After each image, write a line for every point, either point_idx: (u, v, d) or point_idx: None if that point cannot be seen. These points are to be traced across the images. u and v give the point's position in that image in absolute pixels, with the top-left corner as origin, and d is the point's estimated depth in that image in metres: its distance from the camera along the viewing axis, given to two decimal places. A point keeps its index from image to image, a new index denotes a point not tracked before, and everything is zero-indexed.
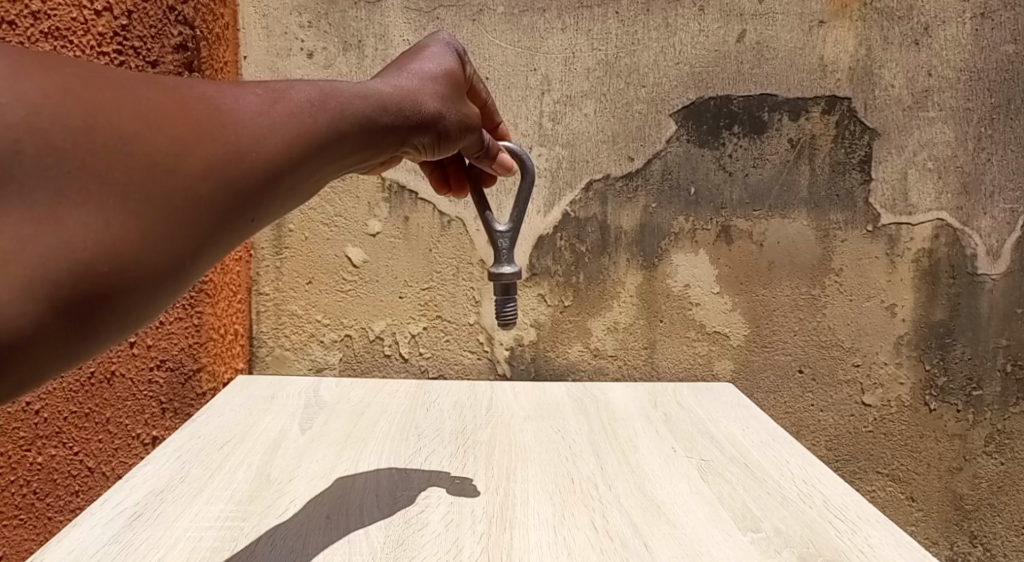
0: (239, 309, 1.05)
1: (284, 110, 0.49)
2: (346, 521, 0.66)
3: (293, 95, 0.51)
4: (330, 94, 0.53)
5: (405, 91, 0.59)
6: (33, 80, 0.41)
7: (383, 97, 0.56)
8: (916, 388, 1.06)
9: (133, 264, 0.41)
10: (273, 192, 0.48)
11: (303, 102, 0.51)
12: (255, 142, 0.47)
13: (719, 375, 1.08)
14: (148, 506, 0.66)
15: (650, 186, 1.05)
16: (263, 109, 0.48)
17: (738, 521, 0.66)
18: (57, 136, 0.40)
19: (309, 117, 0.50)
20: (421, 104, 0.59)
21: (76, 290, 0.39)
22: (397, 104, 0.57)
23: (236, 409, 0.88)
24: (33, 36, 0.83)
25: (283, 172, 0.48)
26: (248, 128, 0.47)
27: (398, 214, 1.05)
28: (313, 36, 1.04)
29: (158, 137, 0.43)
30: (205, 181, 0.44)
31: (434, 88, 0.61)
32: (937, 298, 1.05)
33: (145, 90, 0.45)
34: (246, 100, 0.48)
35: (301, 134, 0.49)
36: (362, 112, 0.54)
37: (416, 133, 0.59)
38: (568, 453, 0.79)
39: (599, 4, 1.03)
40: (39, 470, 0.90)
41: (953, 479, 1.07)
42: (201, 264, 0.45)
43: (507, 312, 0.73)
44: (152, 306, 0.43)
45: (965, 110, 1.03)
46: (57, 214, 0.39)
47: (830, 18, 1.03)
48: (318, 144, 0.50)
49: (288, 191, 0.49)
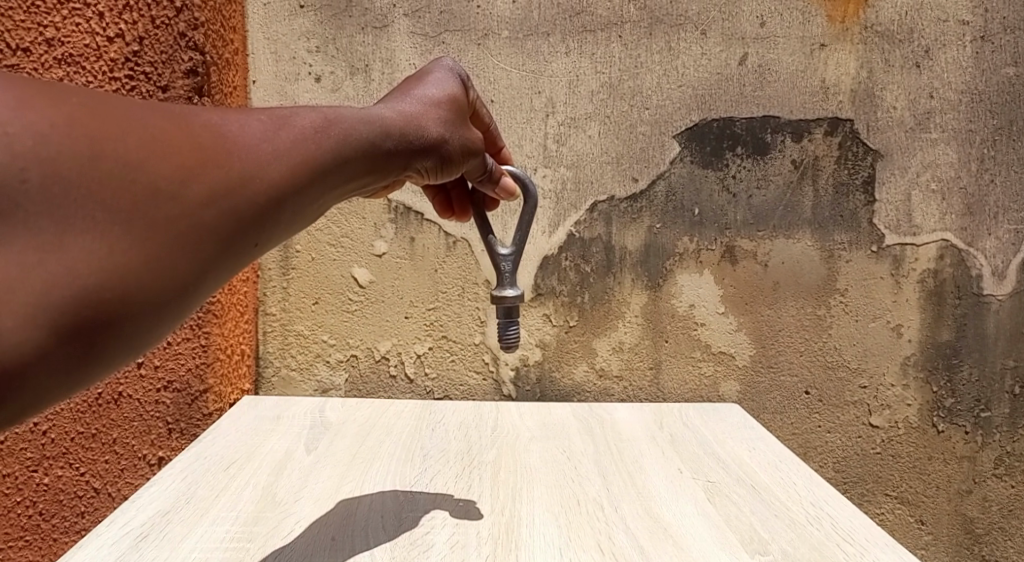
0: (245, 329, 1.04)
1: (288, 137, 0.50)
2: (352, 543, 0.65)
3: (297, 122, 0.51)
4: (334, 120, 0.53)
5: (409, 116, 0.59)
6: (41, 108, 0.41)
7: (387, 123, 0.57)
8: (924, 410, 1.06)
9: (137, 291, 0.42)
10: (276, 218, 0.48)
11: (307, 129, 0.51)
12: (258, 169, 0.47)
13: (725, 397, 1.07)
14: (155, 527, 0.66)
15: (654, 207, 1.05)
16: (267, 136, 0.49)
17: (746, 544, 0.65)
18: (64, 163, 0.41)
19: (312, 143, 0.51)
20: (425, 129, 0.60)
21: (79, 317, 0.40)
22: (400, 129, 0.58)
23: (242, 430, 0.88)
24: (47, 62, 0.88)
25: (286, 199, 0.49)
26: (252, 154, 0.47)
27: (404, 235, 1.06)
28: (321, 60, 1.05)
29: (162, 164, 0.44)
30: (209, 208, 0.45)
31: (437, 113, 0.62)
32: (943, 318, 1.05)
33: (151, 117, 0.45)
34: (250, 126, 0.49)
35: (305, 160, 0.50)
36: (366, 138, 0.55)
37: (420, 158, 0.59)
38: (574, 474, 0.78)
39: (602, 28, 1.04)
40: (45, 491, 0.93)
41: (963, 502, 1.06)
42: (205, 289, 0.46)
43: (511, 338, 0.72)
44: (156, 332, 0.44)
45: (967, 132, 1.03)
46: (62, 241, 0.40)
47: (832, 42, 1.04)
48: (322, 170, 0.51)
49: (291, 216, 0.49)
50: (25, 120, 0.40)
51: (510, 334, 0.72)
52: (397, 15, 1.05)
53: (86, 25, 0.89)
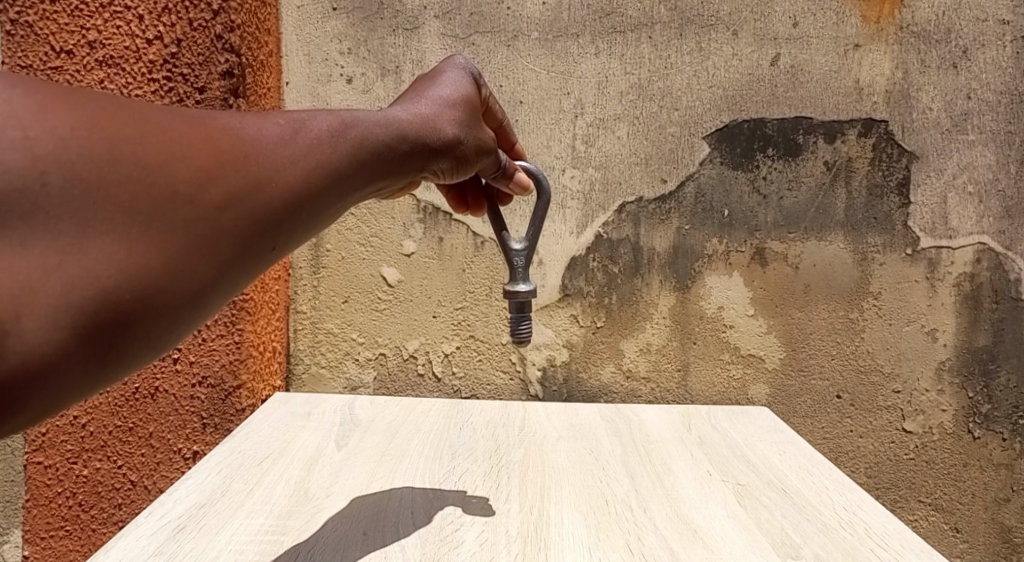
0: (277, 327, 1.06)
1: (304, 142, 0.51)
2: (384, 538, 0.66)
3: (313, 125, 0.52)
4: (351, 123, 0.54)
5: (425, 118, 0.60)
6: (63, 114, 0.42)
7: (403, 125, 0.57)
8: (959, 415, 1.04)
9: (154, 292, 0.43)
10: (292, 220, 0.49)
11: (323, 132, 0.52)
12: (274, 173, 0.48)
13: (755, 400, 1.06)
14: (192, 518, 0.67)
15: (683, 207, 1.05)
16: (284, 140, 0.50)
17: (777, 547, 0.65)
18: (83, 168, 0.42)
19: (328, 148, 0.52)
20: (440, 130, 0.60)
21: (98, 318, 0.41)
22: (416, 131, 0.58)
23: (274, 426, 0.89)
24: (89, 64, 0.91)
25: (302, 203, 0.49)
26: (269, 158, 0.48)
27: (432, 235, 1.07)
28: (352, 62, 1.07)
29: (180, 168, 0.45)
30: (226, 211, 0.46)
31: (453, 114, 0.62)
32: (979, 323, 1.03)
33: (169, 121, 0.46)
34: (267, 129, 0.50)
35: (320, 164, 0.51)
36: (382, 140, 0.55)
37: (435, 159, 0.60)
38: (602, 475, 0.78)
39: (632, 29, 1.04)
40: (84, 483, 0.95)
41: (1000, 510, 1.04)
42: (223, 292, 0.47)
43: (524, 326, 0.72)
44: (173, 332, 0.44)
45: (1006, 133, 1.01)
46: (82, 243, 0.41)
47: (866, 42, 1.02)
48: (336, 173, 0.52)
49: (308, 219, 0.50)
50: (46, 126, 0.41)
51: (523, 324, 0.73)
52: (428, 17, 1.06)
53: (126, 28, 0.91)
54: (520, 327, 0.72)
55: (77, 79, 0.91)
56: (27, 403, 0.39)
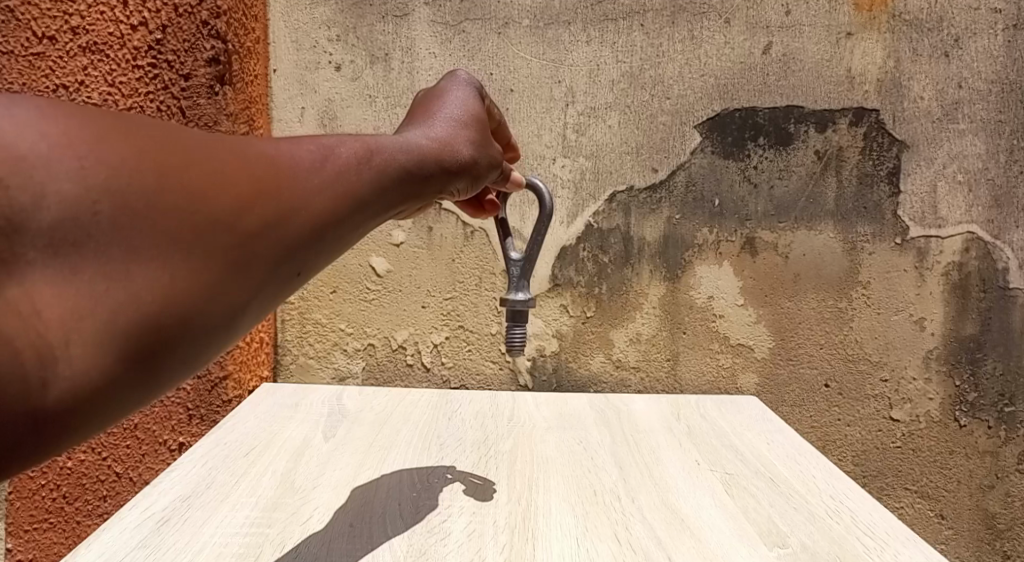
0: (264, 317, 1.05)
1: (342, 165, 0.50)
2: (371, 529, 0.66)
3: (350, 146, 0.51)
4: (384, 144, 0.53)
5: (450, 137, 0.59)
6: (110, 141, 0.41)
7: (427, 147, 0.56)
8: (946, 404, 1.05)
9: (195, 319, 0.42)
10: (324, 244, 0.48)
11: (361, 154, 0.51)
12: (316, 198, 0.47)
13: (743, 389, 1.06)
14: (176, 511, 0.67)
15: (673, 197, 1.04)
16: (324, 163, 0.49)
17: (764, 537, 0.65)
18: (130, 194, 0.40)
19: (367, 170, 0.51)
20: (465, 148, 0.59)
21: (140, 346, 0.40)
22: (446, 150, 0.57)
23: (261, 417, 0.89)
24: (72, 50, 0.87)
25: (340, 227, 0.48)
26: (311, 183, 0.47)
27: (421, 225, 1.06)
28: (341, 49, 1.05)
29: (224, 194, 0.44)
30: (260, 239, 0.44)
31: (474, 131, 0.62)
32: (967, 312, 1.04)
33: (212, 145, 0.45)
34: (308, 152, 0.49)
35: (359, 187, 0.50)
36: (413, 161, 0.54)
37: (461, 176, 0.59)
38: (590, 465, 0.78)
39: (624, 17, 1.03)
40: (69, 475, 0.93)
41: (984, 497, 1.05)
42: (258, 317, 0.46)
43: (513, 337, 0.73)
44: (209, 358, 0.44)
45: (997, 122, 1.01)
46: (127, 270, 0.39)
47: (859, 30, 1.02)
48: (374, 197, 0.51)
49: (343, 243, 0.49)
50: (93, 151, 0.40)
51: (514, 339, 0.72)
52: (417, 3, 1.04)
53: (110, 13, 0.88)
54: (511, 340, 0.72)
55: (59, 66, 0.87)
56: (63, 431, 0.38)
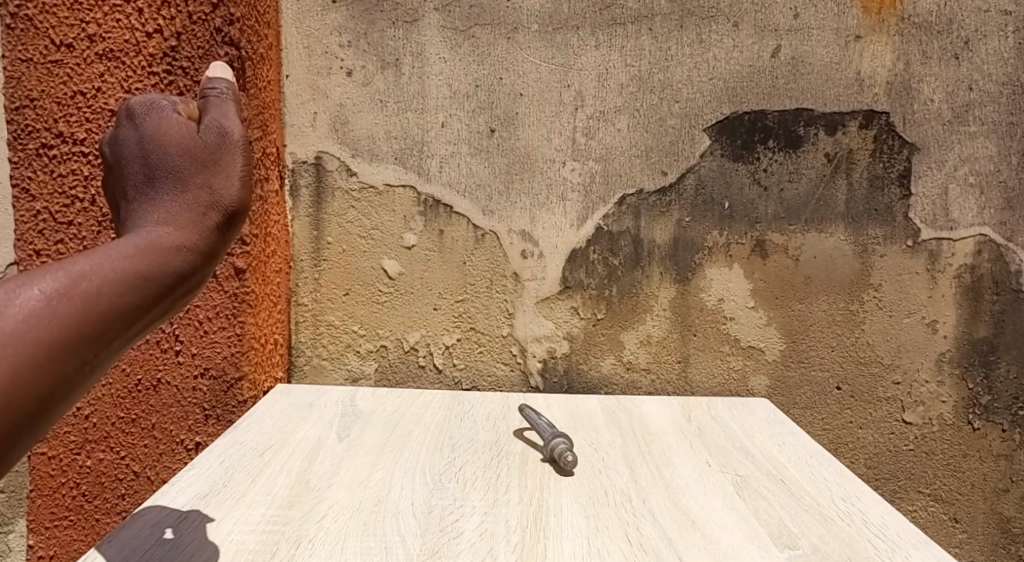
0: (279, 319, 1.06)
1: (71, 301, 0.57)
2: (384, 528, 0.66)
3: (82, 273, 0.58)
4: (83, 273, 0.58)
5: (150, 246, 0.61)
6: None
7: (138, 264, 0.60)
8: (959, 407, 1.04)
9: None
10: (81, 373, 0.57)
11: (94, 283, 0.58)
12: (41, 344, 0.55)
13: (754, 391, 1.07)
14: (194, 509, 0.68)
15: (684, 200, 1.05)
16: (60, 296, 0.57)
17: (774, 538, 0.65)
18: None
19: (68, 312, 0.56)
20: (182, 242, 0.62)
21: None
22: (148, 266, 0.60)
23: (277, 417, 0.90)
24: (89, 57, 0.91)
25: (89, 356, 0.57)
26: (65, 313, 0.56)
27: (433, 228, 1.07)
28: (353, 55, 1.06)
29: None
30: (25, 393, 0.53)
31: (188, 214, 0.64)
32: (980, 315, 1.03)
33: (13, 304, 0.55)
34: (39, 296, 0.56)
35: (82, 330, 0.56)
36: (135, 285, 0.59)
37: (166, 297, 0.61)
38: (601, 466, 0.79)
39: (632, 21, 1.04)
40: (87, 473, 0.96)
41: (999, 500, 1.04)
42: (52, 417, 0.56)
43: (566, 463, 0.75)
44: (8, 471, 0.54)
45: (1008, 124, 1.01)
46: None
47: (867, 33, 1.02)
48: (98, 330, 0.57)
49: (79, 384, 0.57)
50: None
51: (556, 449, 0.77)
52: (428, 10, 1.06)
53: (126, 21, 0.91)
54: (561, 458, 0.76)
55: (76, 73, 0.91)
56: None
